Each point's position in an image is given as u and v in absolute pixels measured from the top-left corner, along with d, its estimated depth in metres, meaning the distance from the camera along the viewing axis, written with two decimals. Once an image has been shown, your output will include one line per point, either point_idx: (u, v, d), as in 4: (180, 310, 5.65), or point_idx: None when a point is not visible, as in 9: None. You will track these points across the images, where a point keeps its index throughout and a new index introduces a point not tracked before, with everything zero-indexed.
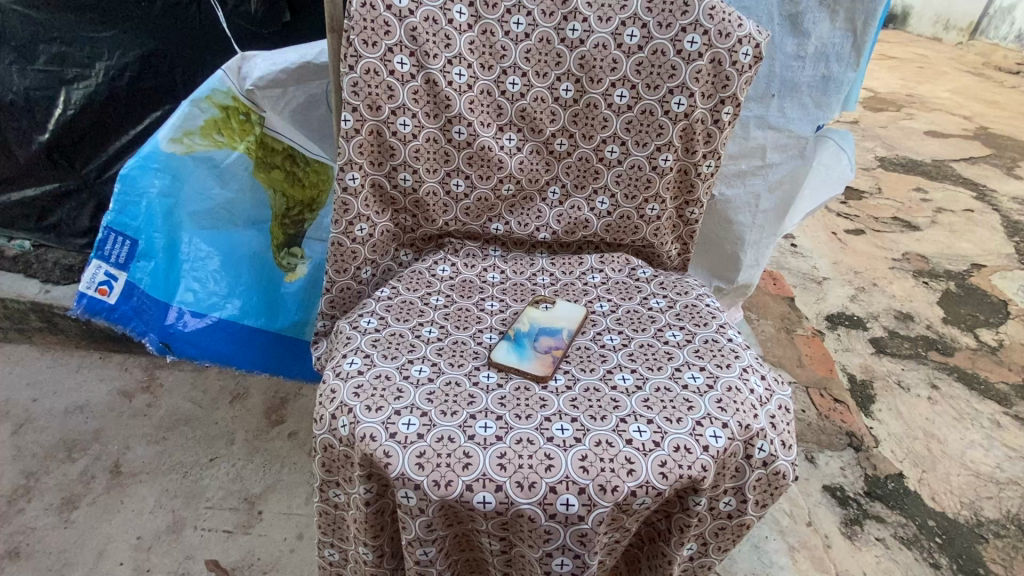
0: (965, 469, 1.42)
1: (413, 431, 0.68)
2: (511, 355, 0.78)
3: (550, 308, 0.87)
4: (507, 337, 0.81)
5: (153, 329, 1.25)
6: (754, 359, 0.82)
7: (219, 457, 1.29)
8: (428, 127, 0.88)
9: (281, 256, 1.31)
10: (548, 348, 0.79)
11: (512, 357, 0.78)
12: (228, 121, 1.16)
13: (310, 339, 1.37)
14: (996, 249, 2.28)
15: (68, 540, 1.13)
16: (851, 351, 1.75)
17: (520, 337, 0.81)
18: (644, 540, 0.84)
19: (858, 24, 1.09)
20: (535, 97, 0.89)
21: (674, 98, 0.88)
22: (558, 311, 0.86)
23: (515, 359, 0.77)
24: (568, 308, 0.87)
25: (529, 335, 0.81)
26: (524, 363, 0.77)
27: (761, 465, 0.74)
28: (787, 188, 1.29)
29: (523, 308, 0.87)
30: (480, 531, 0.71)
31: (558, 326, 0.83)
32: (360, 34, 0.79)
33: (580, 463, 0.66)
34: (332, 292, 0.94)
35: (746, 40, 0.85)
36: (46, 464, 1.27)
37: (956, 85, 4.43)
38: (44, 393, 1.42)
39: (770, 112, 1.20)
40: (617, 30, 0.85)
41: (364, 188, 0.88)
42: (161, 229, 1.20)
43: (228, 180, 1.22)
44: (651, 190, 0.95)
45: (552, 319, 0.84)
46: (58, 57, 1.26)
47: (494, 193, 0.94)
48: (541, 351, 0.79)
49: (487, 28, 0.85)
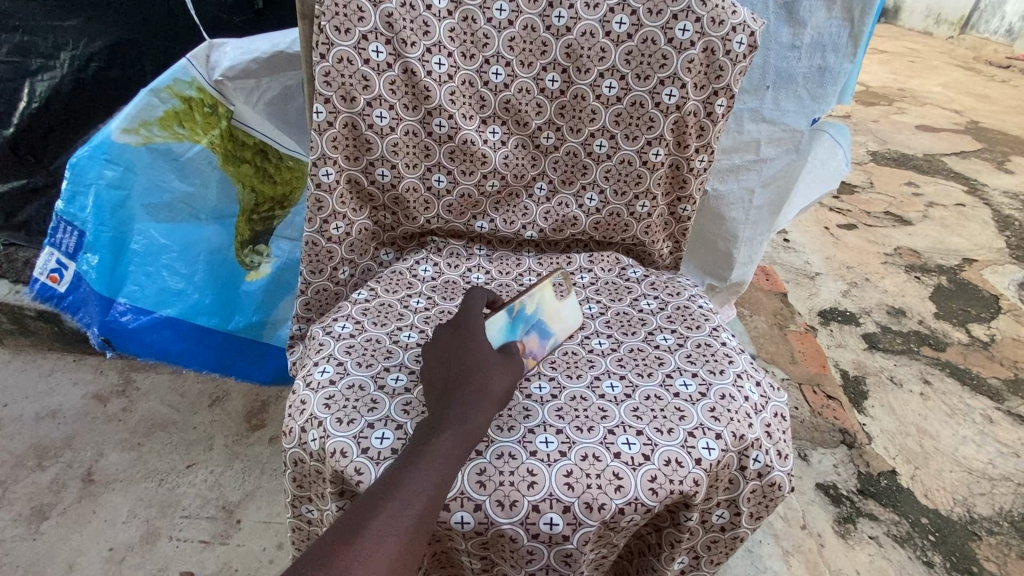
0: (958, 466, 1.40)
1: (387, 446, 0.64)
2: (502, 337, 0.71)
3: (559, 300, 0.80)
4: (508, 310, 0.73)
5: (97, 321, 1.23)
6: (749, 364, 0.78)
7: (196, 464, 1.24)
8: (407, 120, 0.83)
9: (244, 254, 1.25)
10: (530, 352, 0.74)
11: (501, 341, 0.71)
12: (190, 114, 1.11)
13: (267, 342, 1.32)
14: (988, 244, 2.26)
15: (35, 553, 1.08)
16: (843, 347, 1.72)
17: (518, 320, 0.74)
18: (633, 552, 0.80)
19: (855, 13, 1.05)
20: (519, 89, 0.85)
21: (665, 89, 0.84)
22: (563, 309, 0.80)
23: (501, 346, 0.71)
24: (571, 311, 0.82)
25: (526, 323, 0.75)
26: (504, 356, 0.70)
27: (756, 477, 0.71)
28: (782, 184, 1.25)
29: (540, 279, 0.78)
30: (460, 550, 0.67)
31: (552, 331, 0.78)
32: (331, 20, 0.74)
33: (565, 479, 0.63)
34: (308, 294, 0.89)
35: (740, 28, 0.81)
36: (15, 472, 1.22)
37: (946, 79, 4.43)
38: (14, 398, 1.36)
39: (764, 104, 1.16)
40: (605, 18, 0.81)
41: (339, 184, 0.84)
42: (109, 220, 1.15)
43: (188, 173, 1.16)
44: (642, 185, 0.91)
45: (552, 317, 0.78)
46: (20, 47, 1.20)
47: (478, 189, 0.90)
48: (527, 353, 0.74)
49: (469, 14, 0.80)
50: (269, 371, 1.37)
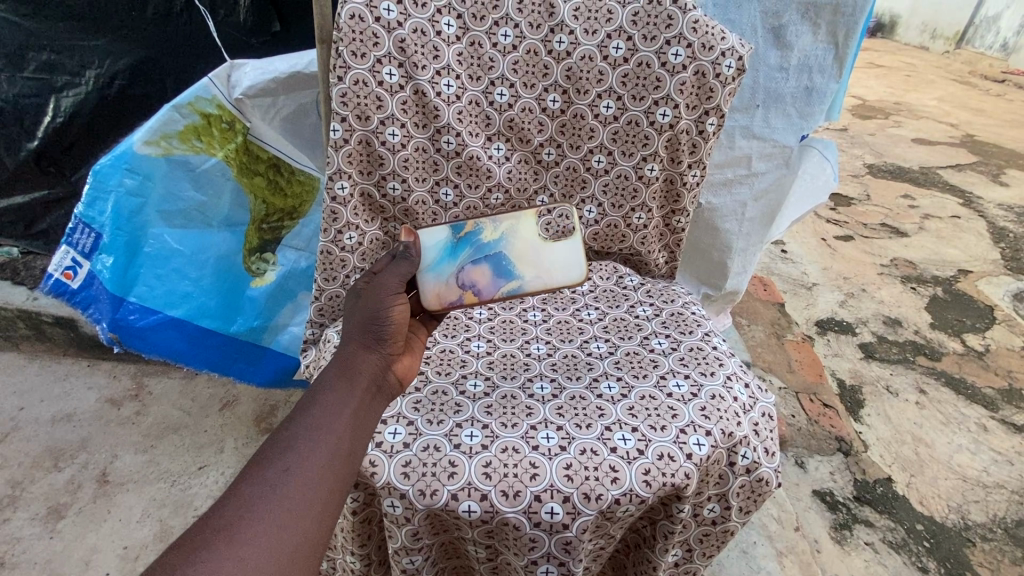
0: (953, 473, 1.44)
1: (399, 440, 0.69)
2: (437, 251, 0.82)
3: (541, 243, 0.83)
4: (455, 232, 0.82)
5: (107, 318, 1.24)
6: (738, 367, 0.83)
7: (208, 465, 1.29)
8: (417, 137, 0.88)
9: (251, 261, 1.31)
10: (471, 283, 0.82)
11: (434, 255, 0.81)
12: (208, 129, 1.15)
13: (267, 346, 1.38)
14: (983, 255, 2.31)
15: (53, 550, 1.13)
16: (840, 356, 1.76)
17: (462, 245, 0.82)
18: (630, 546, 0.85)
19: (839, 37, 1.11)
20: (522, 108, 0.90)
21: (659, 109, 0.89)
22: (545, 253, 0.83)
23: (432, 260, 0.81)
24: (565, 261, 0.83)
25: (472, 250, 0.83)
26: (428, 272, 0.81)
27: (745, 472, 0.75)
28: (773, 197, 1.30)
29: (524, 210, 0.84)
30: (466, 539, 0.72)
31: (519, 273, 0.83)
32: (348, 46, 0.79)
33: (565, 471, 0.67)
34: (321, 300, 0.93)
35: (729, 53, 0.86)
36: (32, 473, 1.26)
37: (943, 93, 4.50)
38: (31, 401, 1.41)
39: (755, 122, 1.22)
40: (602, 43, 0.86)
41: (353, 197, 0.89)
42: (126, 225, 1.19)
43: (203, 184, 1.22)
44: (638, 199, 0.96)
45: (523, 259, 0.83)
46: (47, 65, 1.26)
47: (482, 202, 0.96)
48: (458, 281, 0.82)
49: (476, 40, 0.85)
50: (269, 373, 1.41)
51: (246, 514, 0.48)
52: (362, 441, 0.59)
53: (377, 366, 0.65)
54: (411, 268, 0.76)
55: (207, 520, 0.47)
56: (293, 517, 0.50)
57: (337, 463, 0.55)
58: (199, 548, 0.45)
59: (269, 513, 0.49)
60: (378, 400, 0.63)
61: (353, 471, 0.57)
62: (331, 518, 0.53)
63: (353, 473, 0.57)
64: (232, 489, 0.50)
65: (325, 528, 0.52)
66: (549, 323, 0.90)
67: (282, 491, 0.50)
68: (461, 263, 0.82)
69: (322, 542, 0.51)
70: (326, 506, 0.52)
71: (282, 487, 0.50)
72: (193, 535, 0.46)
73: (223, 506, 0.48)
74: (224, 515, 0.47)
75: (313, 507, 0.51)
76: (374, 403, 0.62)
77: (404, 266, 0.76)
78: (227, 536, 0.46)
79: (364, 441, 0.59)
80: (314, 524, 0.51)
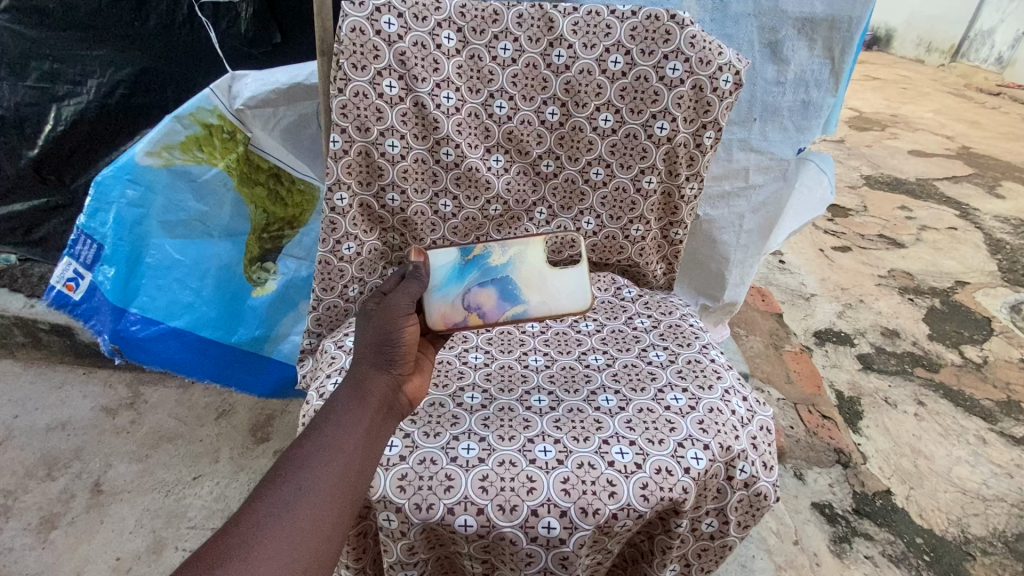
0: (953, 486, 1.43)
1: (395, 453, 0.68)
2: (445, 272, 0.81)
3: (548, 269, 0.84)
4: (466, 253, 0.83)
5: (108, 329, 1.26)
6: (736, 380, 0.83)
7: (202, 475, 1.28)
8: (416, 148, 0.88)
9: (252, 270, 1.31)
10: (476, 305, 0.82)
11: (442, 275, 0.81)
12: (210, 139, 1.15)
13: (270, 356, 1.39)
14: (980, 267, 2.31)
15: (45, 561, 1.11)
16: (839, 368, 1.76)
17: (472, 266, 0.83)
18: (627, 560, 0.85)
19: (835, 52, 1.13)
20: (521, 121, 0.91)
21: (657, 122, 0.90)
22: (552, 280, 0.83)
23: (439, 280, 0.81)
24: (570, 287, 0.83)
25: (481, 274, 0.83)
26: (436, 292, 0.80)
27: (742, 486, 0.75)
28: (770, 210, 1.31)
29: (533, 236, 0.85)
30: (462, 554, 0.71)
31: (524, 298, 0.83)
32: (349, 58, 0.80)
33: (562, 485, 0.67)
34: (319, 310, 0.93)
35: (726, 67, 0.87)
36: (25, 483, 1.25)
37: (938, 105, 4.53)
38: (26, 409, 1.40)
39: (752, 135, 1.22)
40: (601, 57, 0.87)
41: (352, 208, 0.89)
42: (129, 236, 1.19)
43: (204, 195, 1.22)
44: (636, 212, 0.97)
45: (529, 285, 0.83)
46: (49, 74, 1.27)
47: (481, 213, 0.96)
48: (466, 303, 0.81)
49: (475, 53, 0.86)
50: (270, 383, 1.42)
51: (257, 533, 0.47)
52: (372, 461, 0.58)
53: (388, 388, 0.64)
54: (420, 288, 0.73)
55: (222, 537, 0.47)
56: (304, 539, 0.49)
57: (348, 484, 0.55)
58: (213, 564, 0.44)
59: (282, 533, 0.48)
60: (389, 420, 0.63)
61: (362, 490, 0.56)
62: (337, 541, 0.52)
63: (360, 494, 0.56)
64: (246, 505, 0.49)
65: (332, 548, 0.51)
66: (547, 335, 0.90)
67: (294, 511, 0.50)
68: (468, 284, 0.82)
69: (329, 563, 0.51)
70: (335, 526, 0.52)
71: (295, 506, 0.50)
72: (208, 551, 0.45)
73: (238, 523, 0.48)
74: (238, 533, 0.47)
75: (323, 528, 0.50)
76: (384, 423, 0.62)
77: (414, 286, 0.73)
78: (240, 553, 0.46)
79: (374, 461, 0.59)
80: (322, 547, 0.50)
